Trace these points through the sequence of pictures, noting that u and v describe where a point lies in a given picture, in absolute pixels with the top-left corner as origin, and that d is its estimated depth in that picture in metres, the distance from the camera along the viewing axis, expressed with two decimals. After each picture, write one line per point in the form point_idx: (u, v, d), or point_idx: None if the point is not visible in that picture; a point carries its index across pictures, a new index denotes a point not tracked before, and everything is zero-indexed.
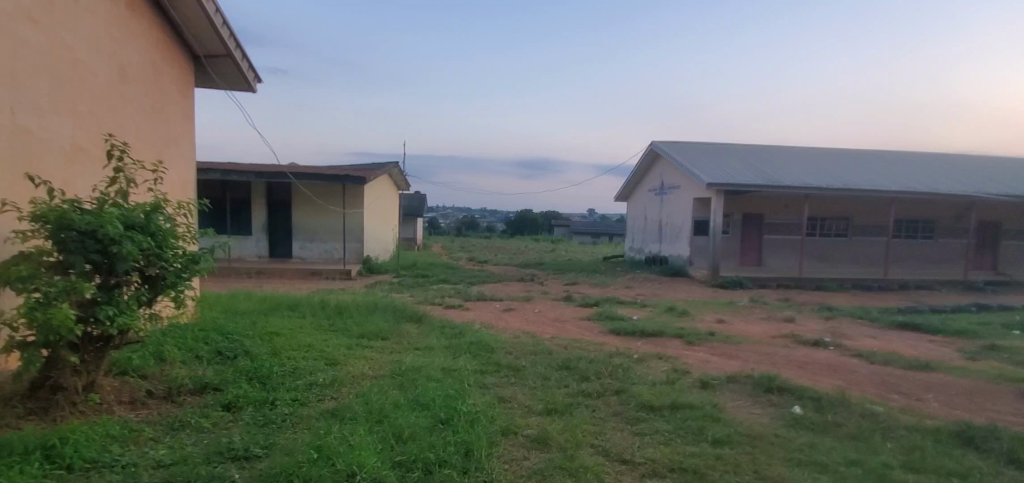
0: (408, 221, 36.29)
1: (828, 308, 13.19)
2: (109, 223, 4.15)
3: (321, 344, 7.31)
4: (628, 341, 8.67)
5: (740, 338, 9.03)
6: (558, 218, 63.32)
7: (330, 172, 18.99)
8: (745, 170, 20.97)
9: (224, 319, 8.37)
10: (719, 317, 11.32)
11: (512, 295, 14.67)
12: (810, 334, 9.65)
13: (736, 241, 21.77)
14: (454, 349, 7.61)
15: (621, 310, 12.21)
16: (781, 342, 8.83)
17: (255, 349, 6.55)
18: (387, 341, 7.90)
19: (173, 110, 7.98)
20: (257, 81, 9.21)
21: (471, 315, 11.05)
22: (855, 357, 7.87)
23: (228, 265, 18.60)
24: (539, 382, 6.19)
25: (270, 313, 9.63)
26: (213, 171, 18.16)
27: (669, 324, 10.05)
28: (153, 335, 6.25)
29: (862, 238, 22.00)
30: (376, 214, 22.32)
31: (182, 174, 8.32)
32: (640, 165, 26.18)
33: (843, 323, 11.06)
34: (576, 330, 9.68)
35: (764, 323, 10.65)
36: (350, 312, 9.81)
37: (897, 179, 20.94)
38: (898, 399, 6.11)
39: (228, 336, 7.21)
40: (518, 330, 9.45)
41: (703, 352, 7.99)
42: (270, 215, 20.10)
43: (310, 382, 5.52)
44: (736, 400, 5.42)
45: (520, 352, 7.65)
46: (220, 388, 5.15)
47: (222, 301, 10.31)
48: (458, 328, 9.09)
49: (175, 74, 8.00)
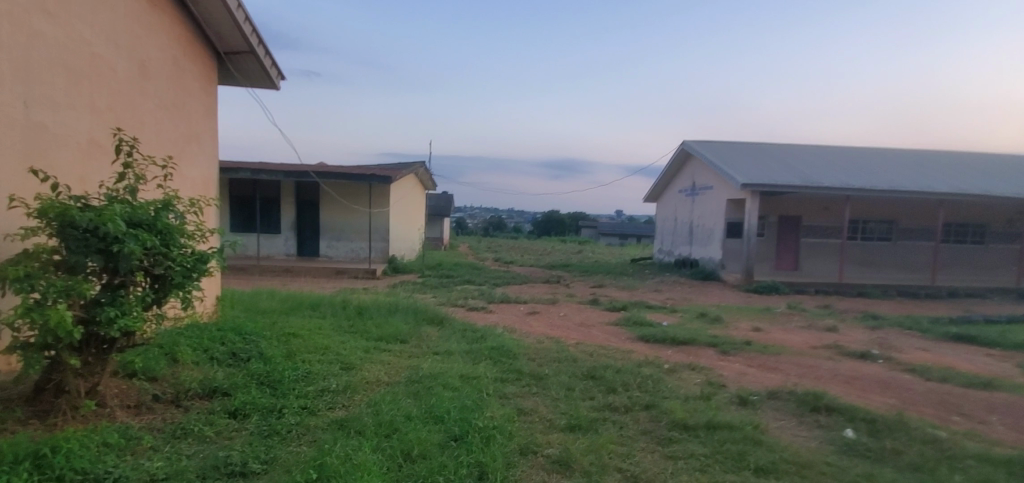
0: (435, 222, 36.29)
1: (873, 317, 12.39)
2: (110, 221, 3.98)
3: (339, 346, 7.09)
4: (657, 349, 8.20)
5: (779, 348, 8.45)
6: (585, 219, 62.62)
7: (357, 171, 18.96)
8: (782, 170, 20.10)
9: (245, 319, 8.27)
10: (755, 325, 10.71)
11: (537, 297, 14.32)
12: (855, 345, 8.99)
13: (772, 244, 20.91)
14: (475, 354, 7.30)
15: (650, 315, 11.73)
16: (824, 354, 8.22)
17: (271, 350, 6.37)
18: (406, 345, 7.64)
19: (195, 106, 7.91)
20: (279, 78, 9.09)
21: (494, 318, 10.75)
22: (907, 373, 7.24)
23: (256, 264, 18.78)
24: (562, 392, 5.83)
25: (292, 313, 9.52)
26: (243, 170, 18.35)
27: (701, 332, 9.53)
28: (167, 335, 6.14)
29: (908, 242, 20.83)
30: (401, 213, 22.25)
31: (205, 171, 8.25)
32: (671, 166, 25.44)
33: (891, 333, 10.31)
34: (603, 336, 9.27)
35: (805, 333, 10.01)
36: (371, 313, 9.61)
37: (947, 180, 19.74)
38: (962, 421, 5.52)
39: (246, 336, 7.07)
40: (542, 335, 9.08)
41: (740, 363, 7.47)
42: (298, 214, 20.23)
43: (322, 387, 5.29)
44: (779, 420, 4.95)
45: (544, 359, 7.29)
46: (230, 392, 4.97)
47: (245, 300, 10.26)
48: (479, 332, 8.79)
49: (198, 70, 7.92)
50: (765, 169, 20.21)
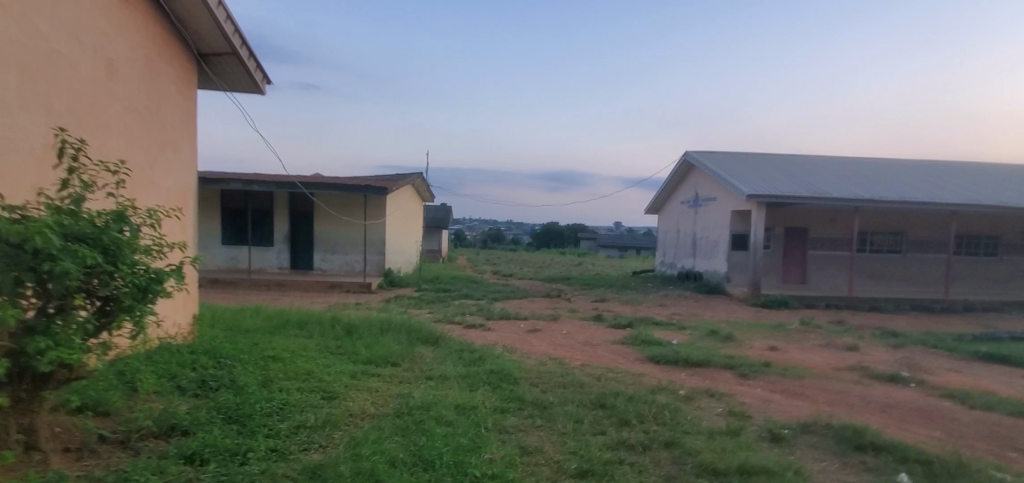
0: (432, 234, 35.71)
1: (892, 334, 11.80)
2: (41, 234, 3.39)
3: (322, 370, 6.46)
4: (670, 373, 7.57)
5: (801, 371, 7.83)
6: (584, 231, 61.95)
7: (352, 183, 18.37)
8: (789, 181, 19.59)
9: (223, 338, 7.62)
10: (771, 344, 10.08)
11: (538, 312, 13.68)
12: (881, 366, 8.40)
13: (778, 257, 20.36)
14: (472, 379, 6.67)
15: (658, 332, 11.10)
16: (851, 377, 7.61)
17: (244, 377, 5.74)
18: (397, 368, 7.00)
19: (170, 111, 7.32)
20: (265, 83, 8.54)
21: (493, 336, 10.10)
22: (946, 400, 6.66)
23: (247, 278, 18.13)
24: (570, 425, 5.19)
25: (276, 332, 8.87)
26: (234, 181, 17.76)
27: (715, 352, 8.90)
28: (129, 362, 5.53)
29: (918, 254, 20.27)
30: (398, 224, 21.66)
31: (182, 181, 7.62)
32: (673, 177, 24.96)
33: (916, 353, 9.69)
34: (610, 356, 8.64)
35: (825, 352, 9.41)
36: (361, 332, 8.96)
37: (957, 191, 19.25)
38: (1020, 458, 4.94)
39: (221, 360, 6.44)
40: (545, 356, 8.45)
41: (762, 388, 6.85)
42: (292, 226, 19.66)
43: (297, 423, 4.65)
44: (821, 461, 4.36)
45: (548, 384, 6.66)
46: (192, 430, 4.35)
47: (226, 317, 9.60)
48: (477, 353, 8.15)
49: (174, 71, 7.35)
50: (771, 179, 19.69)
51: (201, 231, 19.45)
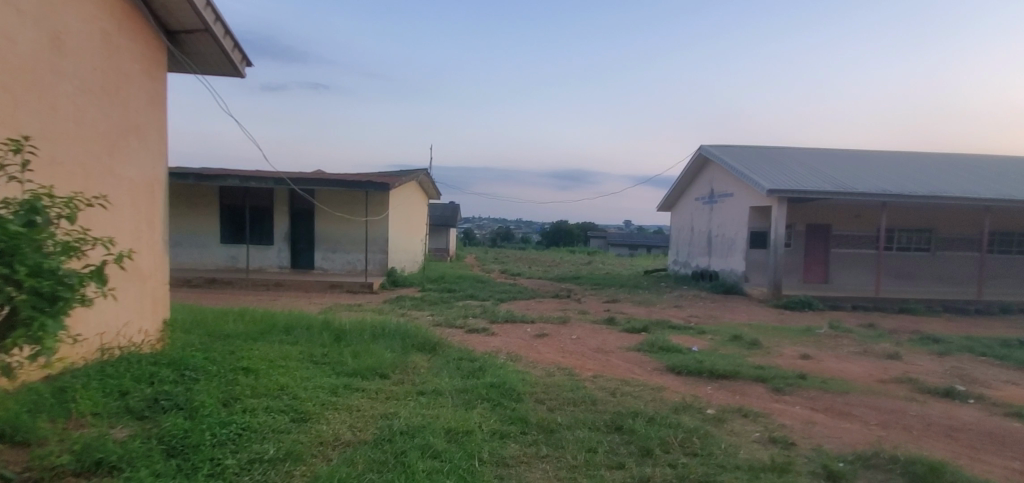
0: (439, 233, 34.99)
1: (933, 339, 10.80)
2: None
3: (299, 384, 5.70)
4: (694, 386, 6.71)
5: (842, 385, 6.94)
6: (593, 229, 60.89)
7: (352, 179, 17.62)
8: (810, 176, 18.57)
9: (197, 347, 6.89)
10: (802, 351, 9.17)
11: (547, 314, 12.84)
12: (932, 379, 7.48)
13: (799, 255, 19.36)
14: (468, 395, 5.87)
15: (676, 337, 10.22)
16: (901, 392, 6.71)
17: (204, 394, 4.98)
18: (385, 382, 6.21)
19: (134, 93, 6.55)
20: (244, 65, 7.82)
21: (496, 342, 9.27)
22: (1017, 420, 5.76)
23: (244, 277, 17.47)
24: (581, 456, 4.35)
25: (259, 337, 8.13)
26: (231, 177, 17.05)
27: (742, 361, 8.02)
28: (59, 390, 4.84)
29: (948, 253, 19.13)
30: (402, 222, 20.90)
31: (150, 172, 6.87)
32: (687, 172, 23.97)
33: (964, 362, 8.73)
34: (625, 366, 7.78)
35: (864, 361, 8.50)
36: (350, 337, 8.19)
37: (991, 185, 18.10)
38: None
39: (185, 373, 5.71)
40: (552, 365, 7.63)
41: (801, 406, 5.98)
42: (293, 224, 19.00)
43: (251, 456, 3.94)
44: None
45: (556, 401, 5.83)
46: (120, 468, 3.68)
47: (208, 321, 8.86)
48: (477, 362, 7.35)
49: (138, 49, 6.59)
50: (791, 174, 18.71)
51: (199, 230, 18.81)
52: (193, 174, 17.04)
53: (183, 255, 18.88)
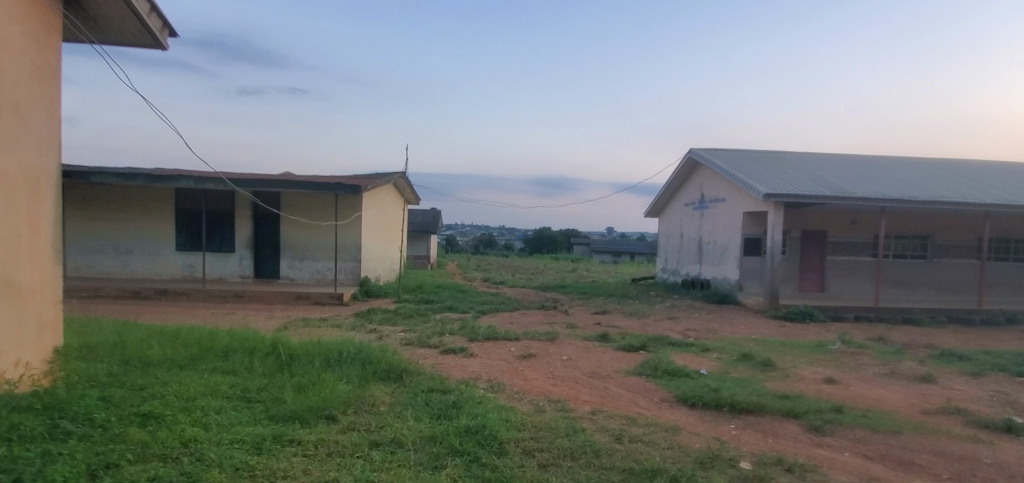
0: (419, 239, 33.54)
1: (956, 356, 9.83)
2: None
3: (210, 436, 4.30)
4: (715, 425, 5.51)
5: (886, 419, 5.83)
6: (577, 235, 60.14)
7: (320, 181, 16.16)
8: (807, 180, 17.71)
9: (95, 384, 5.45)
10: (824, 373, 8.06)
11: (533, 329, 11.56)
12: (984, 410, 6.42)
13: (795, 263, 18.49)
14: (436, 447, 4.53)
15: (679, 357, 9.06)
16: (959, 430, 5.63)
17: (63, 464, 3.59)
18: (331, 429, 4.85)
19: (12, 60, 5.14)
20: (168, 34, 6.56)
21: (475, 366, 7.95)
22: None
23: (200, 288, 15.86)
24: None
25: (188, 365, 6.68)
26: (185, 179, 15.41)
27: (763, 389, 6.86)
28: None
29: (945, 260, 18.45)
30: (376, 227, 19.49)
31: (33, 160, 5.45)
32: (676, 177, 23.06)
33: (1004, 385, 7.75)
34: (628, 397, 6.56)
35: (895, 385, 7.44)
36: (299, 365, 6.79)
37: (990, 191, 17.45)
38: None
39: (58, 425, 4.30)
40: (541, 396, 6.39)
41: (852, 454, 4.83)
42: (256, 230, 17.44)
43: None
44: None
45: (551, 453, 4.54)
46: None
47: (132, 343, 7.37)
48: (451, 396, 6.03)
49: (18, 6, 5.17)
50: (787, 178, 17.82)
51: (151, 235, 17.15)
52: (142, 175, 15.34)
53: (134, 263, 17.20)
